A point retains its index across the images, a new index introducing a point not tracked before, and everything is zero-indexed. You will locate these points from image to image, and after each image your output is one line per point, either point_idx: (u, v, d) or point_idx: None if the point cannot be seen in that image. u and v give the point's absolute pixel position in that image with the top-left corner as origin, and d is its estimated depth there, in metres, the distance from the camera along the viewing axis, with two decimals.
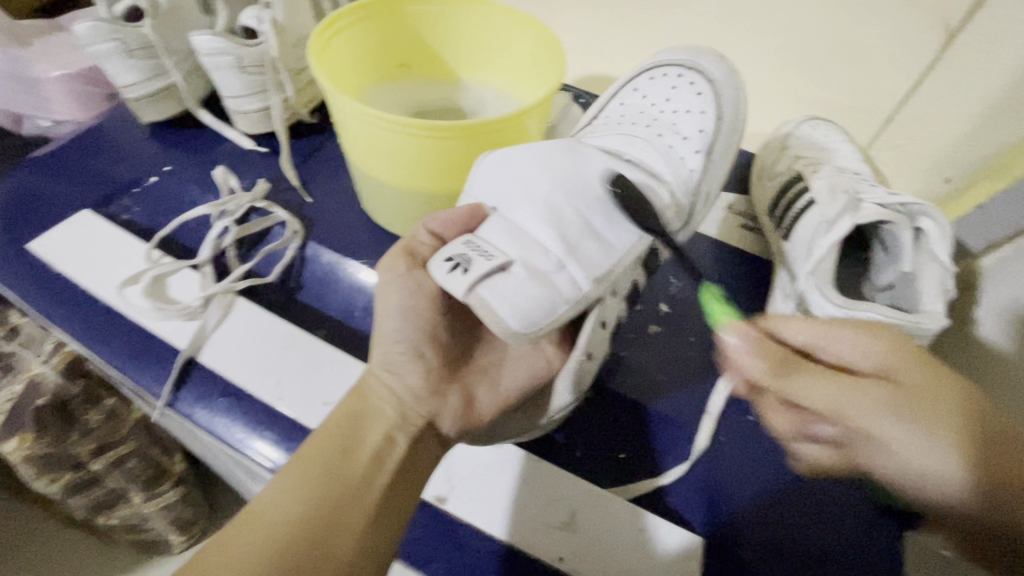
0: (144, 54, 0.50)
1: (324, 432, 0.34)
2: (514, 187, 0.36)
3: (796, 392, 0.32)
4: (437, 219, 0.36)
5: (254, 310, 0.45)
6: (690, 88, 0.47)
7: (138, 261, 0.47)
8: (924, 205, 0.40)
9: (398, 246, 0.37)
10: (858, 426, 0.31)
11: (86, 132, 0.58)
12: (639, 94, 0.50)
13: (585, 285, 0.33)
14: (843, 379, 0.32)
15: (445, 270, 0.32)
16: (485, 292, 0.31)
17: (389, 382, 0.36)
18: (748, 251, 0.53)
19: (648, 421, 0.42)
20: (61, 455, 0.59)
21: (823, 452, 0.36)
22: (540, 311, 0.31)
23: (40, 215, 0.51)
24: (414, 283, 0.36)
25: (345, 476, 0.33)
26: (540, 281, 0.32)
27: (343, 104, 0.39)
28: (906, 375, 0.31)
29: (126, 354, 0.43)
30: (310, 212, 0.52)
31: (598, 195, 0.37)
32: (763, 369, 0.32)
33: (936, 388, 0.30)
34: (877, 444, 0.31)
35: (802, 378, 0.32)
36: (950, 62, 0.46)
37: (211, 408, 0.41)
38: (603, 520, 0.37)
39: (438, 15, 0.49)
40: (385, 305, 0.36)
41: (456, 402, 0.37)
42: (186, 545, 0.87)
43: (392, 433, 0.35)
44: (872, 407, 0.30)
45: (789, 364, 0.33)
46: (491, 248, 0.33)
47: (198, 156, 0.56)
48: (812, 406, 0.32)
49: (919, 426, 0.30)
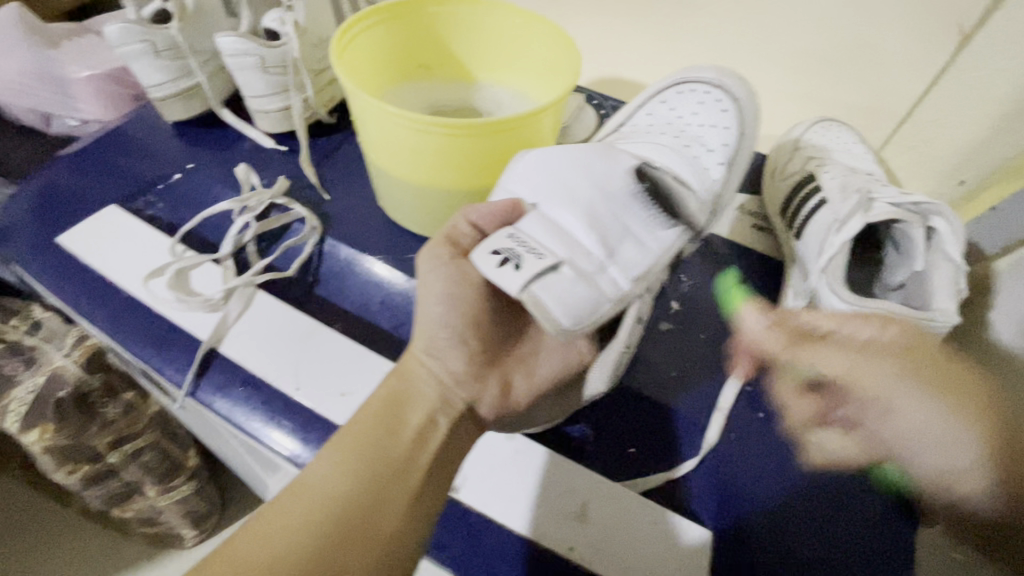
0: (170, 55, 0.51)
1: (363, 412, 0.35)
2: (551, 186, 0.38)
3: (808, 361, 0.39)
4: (478, 210, 0.37)
5: (275, 303, 0.46)
6: (715, 104, 0.47)
7: (162, 255, 0.48)
8: (937, 205, 0.40)
9: (440, 234, 0.37)
10: (868, 388, 0.37)
11: (113, 131, 0.60)
12: (665, 105, 0.50)
13: (625, 286, 0.35)
14: (852, 350, 0.37)
15: (495, 264, 0.33)
16: (538, 290, 0.32)
17: (431, 365, 0.36)
18: (760, 251, 0.54)
19: (661, 416, 0.43)
20: (82, 446, 0.60)
21: (839, 438, 0.40)
22: (586, 309, 0.33)
23: (69, 211, 0.52)
24: (459, 271, 0.36)
25: (388, 455, 0.33)
26: (587, 283, 0.33)
27: (365, 102, 0.40)
28: (918, 350, 0.36)
29: (150, 345, 0.44)
30: (328, 209, 0.54)
31: (633, 198, 0.39)
32: (777, 343, 0.42)
33: (915, 356, 0.36)
34: (884, 409, 0.37)
35: (818, 350, 0.39)
36: (963, 63, 0.47)
37: (232, 397, 0.42)
38: (616, 513, 0.37)
39: (453, 18, 0.51)
40: (428, 288, 0.36)
41: (495, 388, 0.38)
42: (199, 539, 0.88)
43: (432, 416, 0.35)
44: (876, 372, 0.36)
45: (797, 341, 0.40)
46: (539, 246, 0.34)
47: (220, 154, 0.58)
48: (826, 375, 0.39)
49: (914, 387, 0.35)
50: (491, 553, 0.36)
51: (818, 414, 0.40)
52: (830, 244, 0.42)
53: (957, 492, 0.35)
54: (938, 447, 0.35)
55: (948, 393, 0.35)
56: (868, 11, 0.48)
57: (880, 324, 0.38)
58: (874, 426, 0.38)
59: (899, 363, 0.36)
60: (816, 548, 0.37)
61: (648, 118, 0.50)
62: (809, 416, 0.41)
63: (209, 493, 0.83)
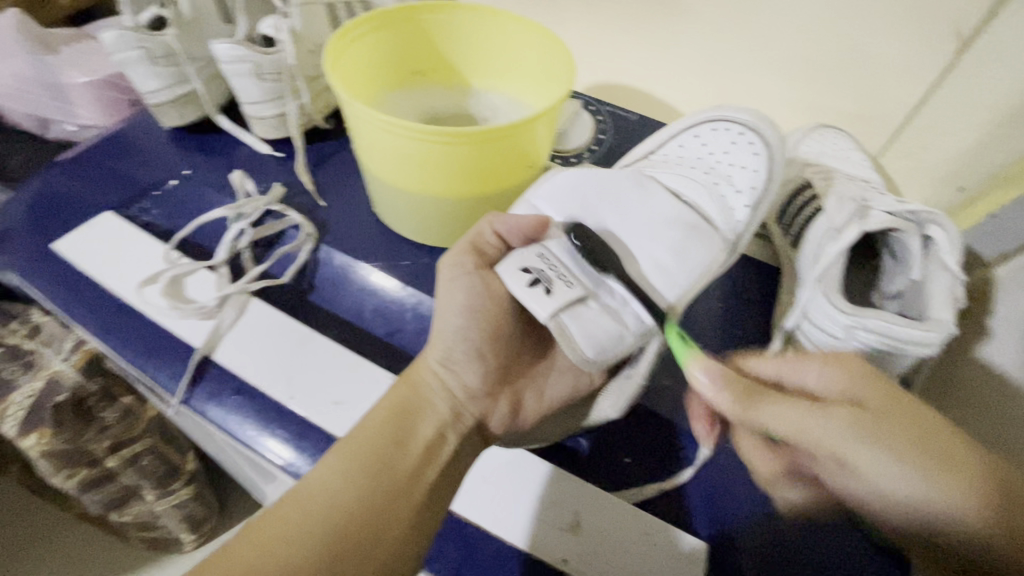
0: (166, 61, 0.51)
1: (374, 421, 0.36)
2: (583, 210, 0.41)
3: (764, 417, 0.34)
4: (505, 222, 0.38)
5: (269, 310, 0.46)
6: (747, 146, 0.45)
7: (156, 262, 0.48)
8: (933, 213, 0.40)
9: (465, 240, 0.39)
10: (821, 448, 0.33)
11: (110, 137, 0.60)
12: (698, 141, 0.48)
13: (649, 321, 0.35)
14: (795, 404, 0.33)
15: (526, 283, 0.36)
16: (565, 319, 0.35)
17: (445, 377, 0.38)
18: (756, 258, 0.54)
19: (657, 424, 0.43)
20: (78, 451, 0.60)
21: (802, 488, 0.37)
22: (609, 342, 0.35)
23: (64, 217, 0.52)
24: (477, 279, 0.38)
25: (394, 468, 0.34)
26: (611, 317, 0.36)
27: (359, 112, 0.40)
28: (871, 397, 0.32)
29: (143, 352, 0.44)
30: (322, 216, 0.53)
31: (663, 230, 0.40)
32: (731, 403, 0.34)
33: (856, 412, 0.32)
34: (845, 467, 0.33)
35: (768, 403, 0.34)
36: (961, 70, 0.46)
37: (225, 405, 0.41)
38: (607, 522, 0.37)
39: (448, 25, 0.51)
40: (451, 299, 0.38)
41: (505, 406, 0.39)
42: (198, 543, 0.88)
43: (442, 430, 0.37)
44: (823, 424, 0.32)
45: (753, 397, 0.34)
46: (570, 275, 0.37)
47: (216, 160, 0.58)
48: (781, 431, 0.34)
49: (880, 449, 0.31)
50: (482, 562, 0.36)
51: (780, 468, 0.37)
52: (826, 253, 0.41)
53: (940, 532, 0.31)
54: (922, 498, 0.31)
55: (948, 467, 0.31)
56: (865, 17, 0.47)
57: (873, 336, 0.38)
58: (836, 481, 0.34)
59: (851, 415, 0.32)
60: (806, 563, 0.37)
61: (680, 151, 0.49)
62: (780, 468, 0.37)
63: (208, 498, 0.83)
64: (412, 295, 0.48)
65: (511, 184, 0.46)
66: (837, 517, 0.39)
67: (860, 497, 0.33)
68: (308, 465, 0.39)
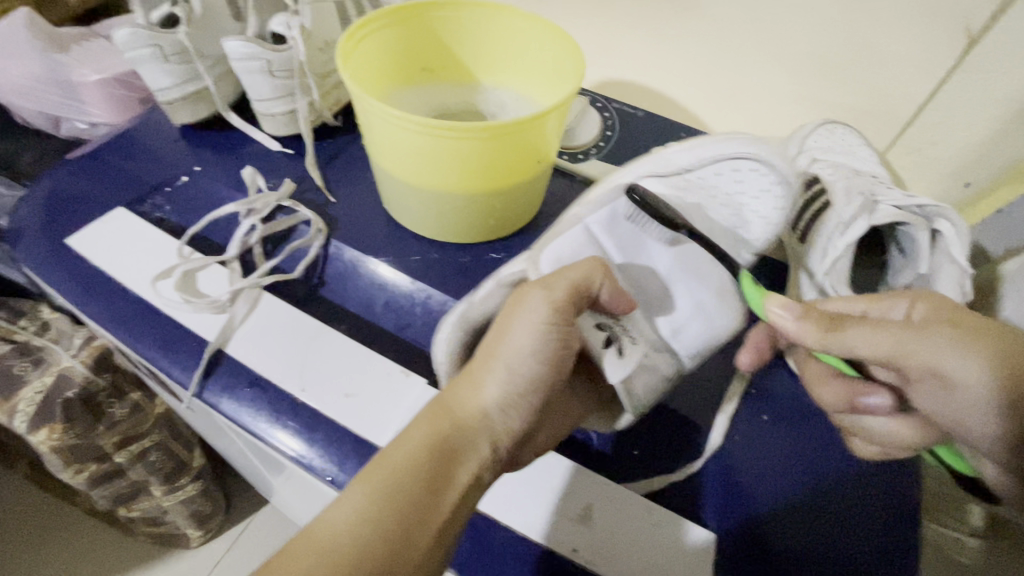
0: (178, 59, 0.52)
1: (411, 459, 0.32)
2: (624, 248, 0.41)
3: (848, 346, 0.35)
4: (612, 290, 0.36)
5: (280, 304, 0.46)
6: (778, 174, 0.47)
7: (169, 257, 0.49)
8: (942, 208, 0.40)
9: (569, 278, 0.35)
10: (922, 366, 0.35)
11: (121, 134, 0.60)
12: (736, 171, 0.43)
13: (684, 364, 0.42)
14: (886, 331, 0.34)
15: (601, 343, 0.38)
16: (630, 382, 0.37)
17: (494, 416, 0.35)
18: (763, 253, 0.54)
19: (661, 417, 0.44)
20: (89, 446, 0.61)
21: (891, 421, 0.39)
22: (652, 392, 0.39)
23: (77, 214, 0.53)
24: (558, 310, 0.34)
25: (427, 519, 0.30)
26: (655, 369, 0.40)
27: (371, 107, 0.40)
28: (963, 318, 0.34)
29: (157, 346, 0.44)
30: (332, 212, 0.54)
31: (710, 271, 0.41)
32: (814, 334, 0.36)
33: (949, 324, 0.34)
34: (940, 382, 0.34)
35: (852, 330, 0.35)
36: (969, 66, 0.46)
37: (238, 398, 0.42)
38: (619, 514, 0.37)
39: (456, 22, 0.51)
40: (523, 337, 0.35)
41: (537, 442, 0.38)
42: (204, 539, 0.89)
43: (479, 472, 0.34)
44: (931, 345, 0.34)
45: (833, 325, 0.36)
46: (633, 332, 0.39)
47: (227, 158, 0.58)
48: (872, 356, 0.35)
49: (953, 350, 0.34)
50: (496, 552, 0.37)
51: (850, 399, 0.39)
52: (834, 246, 0.42)
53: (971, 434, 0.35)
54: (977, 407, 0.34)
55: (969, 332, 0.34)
56: (873, 13, 0.47)
57: None
58: (927, 402, 0.36)
59: (953, 331, 0.34)
60: (811, 558, 0.36)
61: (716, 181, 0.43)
62: (840, 402, 0.39)
63: (215, 493, 0.84)
64: (423, 290, 0.49)
65: (520, 181, 0.47)
66: (850, 515, 0.38)
67: (952, 415, 0.35)
68: (320, 457, 0.40)
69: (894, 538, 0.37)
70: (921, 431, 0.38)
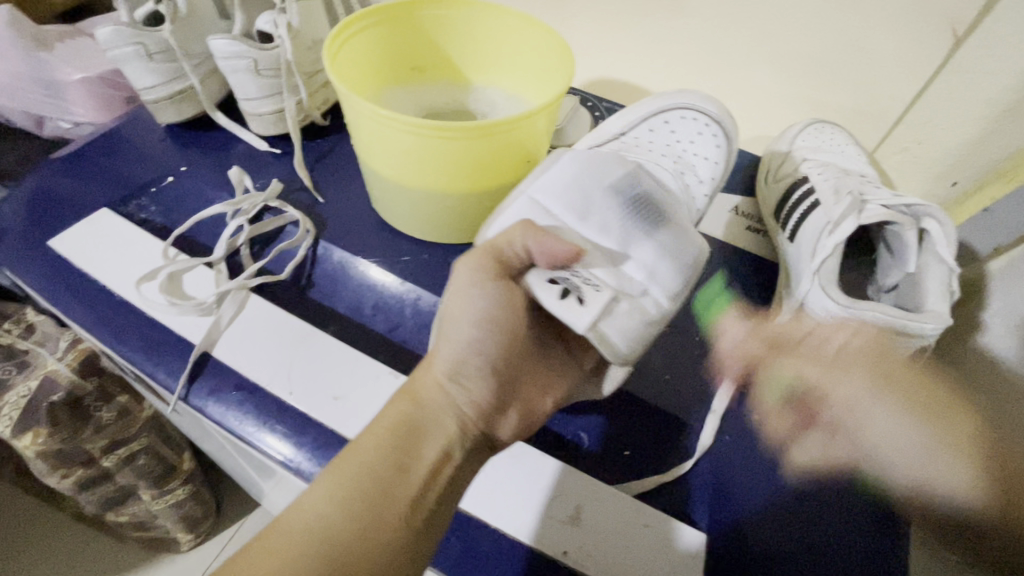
0: (162, 57, 0.51)
1: (374, 444, 0.34)
2: (571, 202, 0.40)
3: (791, 368, 0.42)
4: (539, 246, 0.35)
5: (267, 306, 0.46)
6: (711, 137, 0.51)
7: (154, 258, 0.48)
8: (928, 206, 0.40)
9: (488, 246, 0.36)
10: (839, 400, 0.40)
11: (105, 134, 0.59)
12: (667, 128, 0.53)
13: (667, 305, 0.37)
14: (821, 359, 0.41)
15: (557, 295, 0.35)
16: (603, 328, 0.34)
17: (453, 391, 0.36)
18: (753, 252, 0.54)
19: (651, 416, 0.44)
20: (76, 450, 0.59)
21: (818, 440, 0.41)
22: (638, 339, 0.36)
23: (59, 215, 0.52)
24: (498, 289, 0.36)
25: (392, 497, 0.32)
26: (639, 312, 0.36)
27: (358, 105, 0.40)
28: (892, 363, 0.39)
29: (140, 348, 0.44)
30: (321, 212, 0.53)
31: (658, 212, 0.41)
32: (751, 350, 0.45)
33: (875, 360, 0.39)
34: (855, 419, 0.39)
35: (790, 358, 0.42)
36: (956, 66, 0.47)
37: (224, 402, 0.41)
38: (607, 514, 0.37)
39: (446, 20, 0.51)
40: (468, 306, 0.35)
41: (515, 415, 0.38)
42: (195, 542, 0.88)
43: (447, 449, 0.35)
44: (849, 382, 0.39)
45: (776, 350, 0.43)
46: (595, 277, 0.36)
47: (213, 157, 0.58)
48: (807, 383, 0.41)
49: (884, 398, 0.38)
50: (485, 555, 0.36)
51: (797, 424, 0.42)
52: (823, 246, 0.42)
53: (935, 492, 0.38)
54: (911, 451, 0.38)
55: (937, 416, 0.38)
56: (861, 13, 0.48)
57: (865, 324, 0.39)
58: (852, 431, 0.40)
59: (871, 377, 0.39)
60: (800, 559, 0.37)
61: (651, 134, 0.52)
62: (785, 431, 0.42)
63: (205, 497, 0.83)
64: (412, 291, 0.49)
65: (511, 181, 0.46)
66: (839, 512, 0.39)
67: (886, 458, 0.39)
68: (309, 460, 0.39)
69: (875, 533, 0.38)
70: (849, 459, 0.40)
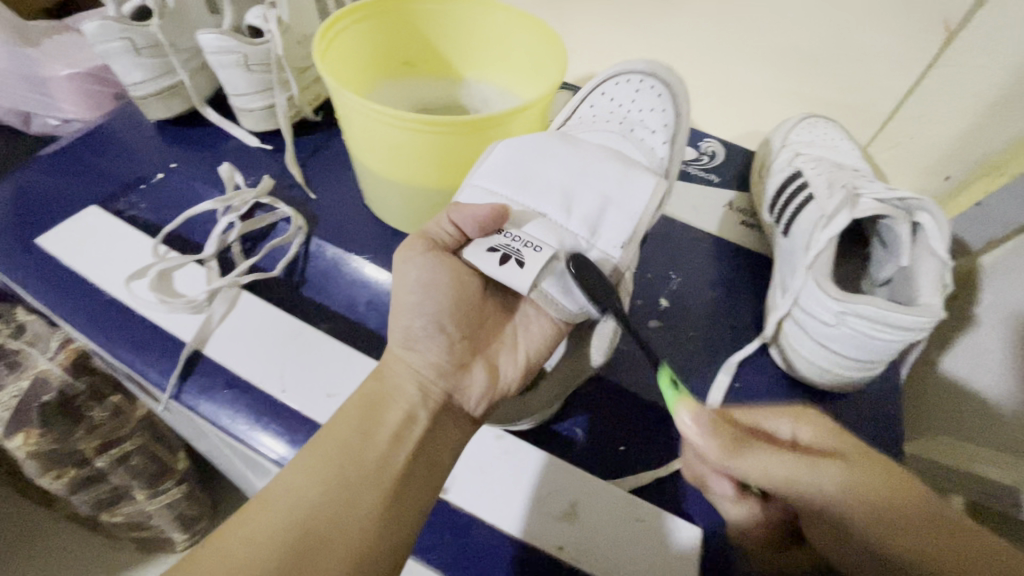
0: (150, 53, 0.51)
1: (339, 415, 0.35)
2: (513, 183, 0.39)
3: (749, 465, 0.29)
4: (459, 217, 0.36)
5: (258, 303, 0.45)
6: (650, 91, 0.49)
7: (144, 256, 0.47)
8: (922, 200, 0.40)
9: (419, 231, 0.38)
10: (803, 499, 0.30)
11: (93, 130, 0.59)
12: (607, 98, 0.51)
13: (618, 256, 0.37)
14: (785, 453, 0.29)
15: (496, 262, 0.35)
16: (546, 285, 0.35)
17: (409, 359, 0.37)
18: (746, 248, 0.55)
19: (646, 413, 0.44)
20: (67, 451, 0.59)
21: (738, 501, 0.36)
22: (591, 290, 0.36)
23: (46, 213, 0.51)
24: (437, 261, 0.37)
25: (362, 457, 0.33)
26: (587, 265, 0.36)
27: (347, 99, 0.39)
28: (847, 450, 0.30)
29: (131, 347, 0.43)
30: (312, 209, 0.53)
31: (603, 171, 0.39)
32: (712, 451, 0.29)
33: (844, 456, 0.30)
34: (795, 498, 0.30)
35: (752, 450, 0.29)
36: (950, 60, 0.46)
37: (216, 400, 0.41)
38: (601, 509, 0.37)
39: (436, 15, 0.50)
40: (405, 279, 0.37)
41: (481, 374, 0.38)
42: (190, 542, 0.87)
43: (411, 412, 0.36)
44: (818, 477, 0.29)
45: (739, 441, 0.29)
46: (535, 239, 0.36)
47: (204, 154, 0.57)
48: (763, 485, 0.30)
49: (840, 489, 0.29)
50: (478, 552, 0.36)
51: (757, 512, 0.36)
52: (817, 240, 0.42)
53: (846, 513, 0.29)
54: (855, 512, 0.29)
55: (893, 513, 0.29)
56: (854, 8, 0.48)
57: (863, 320, 0.37)
58: (805, 514, 0.32)
59: (842, 464, 0.29)
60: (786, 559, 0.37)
61: (593, 109, 0.51)
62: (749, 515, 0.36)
63: (200, 498, 0.83)
64: None
65: None
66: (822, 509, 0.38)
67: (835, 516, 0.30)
68: None
69: None
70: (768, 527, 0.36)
